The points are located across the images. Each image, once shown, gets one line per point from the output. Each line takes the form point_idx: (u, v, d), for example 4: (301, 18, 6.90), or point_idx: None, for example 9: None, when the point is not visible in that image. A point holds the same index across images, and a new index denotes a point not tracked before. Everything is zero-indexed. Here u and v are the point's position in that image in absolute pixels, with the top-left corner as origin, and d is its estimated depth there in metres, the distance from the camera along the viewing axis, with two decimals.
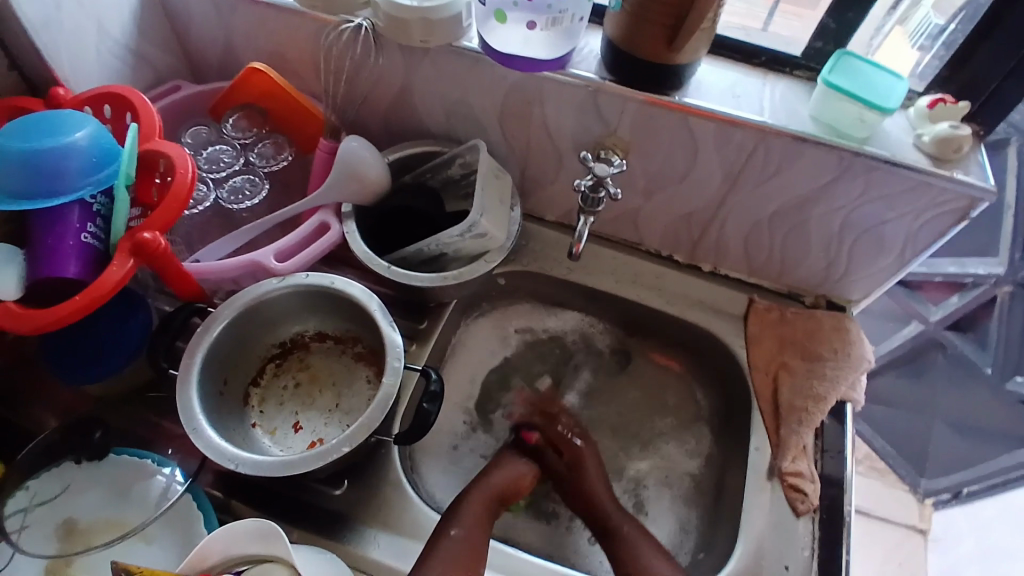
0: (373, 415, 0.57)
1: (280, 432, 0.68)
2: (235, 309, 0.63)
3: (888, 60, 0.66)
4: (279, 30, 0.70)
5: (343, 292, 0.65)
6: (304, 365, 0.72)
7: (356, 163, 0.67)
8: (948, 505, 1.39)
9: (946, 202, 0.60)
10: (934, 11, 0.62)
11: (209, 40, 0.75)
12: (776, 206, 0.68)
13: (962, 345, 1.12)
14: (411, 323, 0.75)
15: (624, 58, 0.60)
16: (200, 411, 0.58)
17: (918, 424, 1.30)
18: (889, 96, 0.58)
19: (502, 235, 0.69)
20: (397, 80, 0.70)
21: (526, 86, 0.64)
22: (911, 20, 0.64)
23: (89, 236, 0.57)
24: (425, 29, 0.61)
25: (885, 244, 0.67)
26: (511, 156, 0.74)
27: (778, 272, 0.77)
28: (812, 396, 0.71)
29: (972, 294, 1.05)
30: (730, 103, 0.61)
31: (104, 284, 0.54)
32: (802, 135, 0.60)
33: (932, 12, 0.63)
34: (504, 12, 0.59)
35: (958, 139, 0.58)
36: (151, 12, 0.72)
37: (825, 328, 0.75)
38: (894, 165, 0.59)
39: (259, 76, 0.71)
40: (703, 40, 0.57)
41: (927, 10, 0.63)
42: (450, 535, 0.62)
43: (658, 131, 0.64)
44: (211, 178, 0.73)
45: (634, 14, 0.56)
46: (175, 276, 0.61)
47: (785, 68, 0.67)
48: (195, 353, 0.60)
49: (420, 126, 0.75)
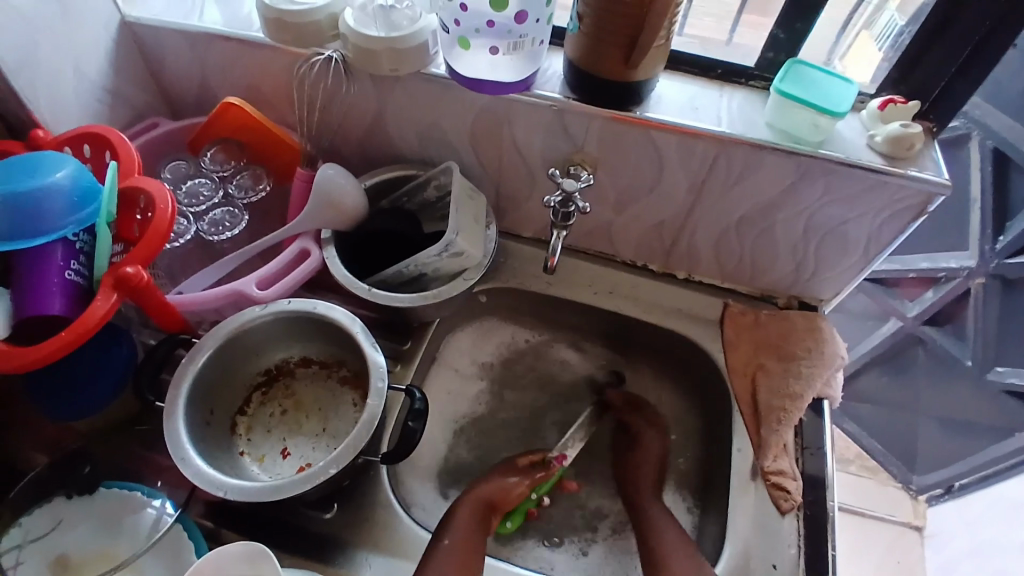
0: (359, 436, 0.58)
1: (268, 459, 0.69)
2: (219, 339, 0.64)
3: (851, 69, 0.70)
4: (253, 65, 0.72)
5: (326, 316, 0.66)
6: (290, 391, 0.73)
7: (333, 190, 0.68)
8: (941, 499, 1.41)
9: (903, 199, 0.63)
10: (898, 14, 0.65)
11: (186, 76, 0.77)
12: (741, 211, 0.70)
13: (941, 339, 1.14)
14: (395, 344, 0.77)
15: (585, 76, 0.62)
16: (187, 440, 0.59)
17: (904, 420, 1.32)
18: (841, 101, 0.61)
19: (479, 252, 0.70)
20: (370, 108, 0.72)
21: (495, 108, 0.67)
22: (877, 24, 0.67)
23: (73, 272, 0.58)
24: (393, 59, 0.63)
25: (849, 242, 0.70)
26: (485, 176, 0.76)
27: (751, 276, 0.79)
28: (789, 395, 0.72)
29: (946, 288, 1.08)
30: (689, 115, 0.64)
31: (88, 319, 0.55)
32: (759, 142, 0.62)
33: (897, 15, 0.65)
34: (468, 39, 0.61)
35: (909, 138, 0.60)
36: (129, 53, 0.74)
37: (799, 327, 0.77)
38: (848, 167, 0.61)
39: (235, 111, 0.72)
40: (658, 57, 0.59)
41: (892, 14, 0.65)
42: (445, 543, 0.63)
43: (624, 145, 0.66)
44: (190, 212, 0.75)
45: (592, 35, 0.58)
46: (158, 308, 0.62)
47: (741, 80, 0.69)
48: (180, 384, 0.61)
49: (395, 152, 0.77)
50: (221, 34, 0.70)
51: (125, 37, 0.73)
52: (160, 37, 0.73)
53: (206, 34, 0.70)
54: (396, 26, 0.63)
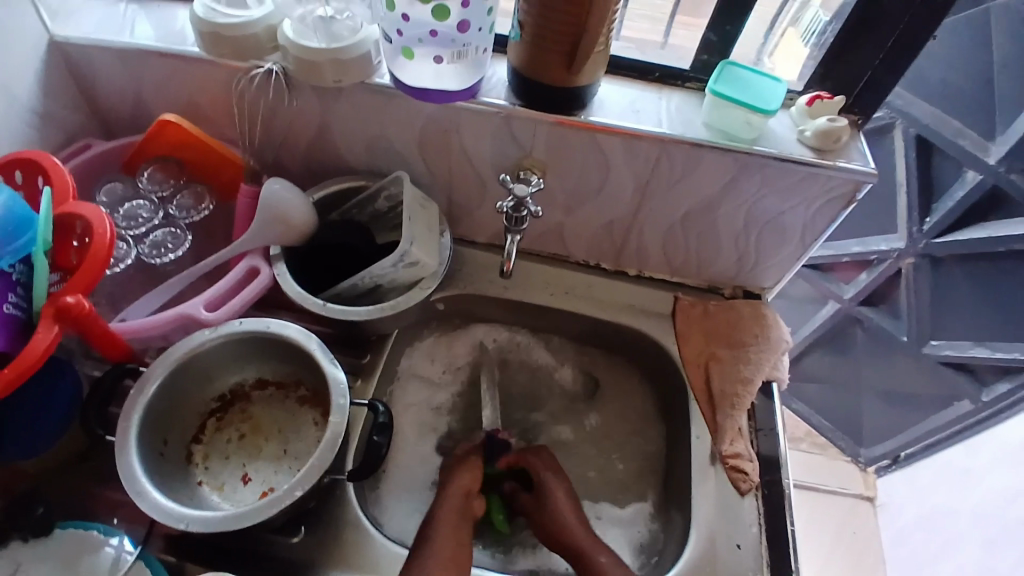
0: (323, 455, 0.57)
1: (228, 486, 0.67)
2: (168, 365, 0.62)
3: (780, 67, 0.73)
4: (191, 80, 0.70)
5: (281, 335, 0.65)
6: (246, 416, 0.71)
7: (280, 205, 0.67)
8: (888, 470, 1.48)
9: (834, 189, 0.66)
10: (822, 10, 0.67)
11: (118, 93, 0.74)
12: (685, 208, 0.72)
13: (876, 318, 1.21)
14: (353, 358, 0.76)
15: (529, 84, 0.63)
16: (142, 474, 0.57)
17: (850, 396, 1.39)
18: (771, 99, 0.64)
19: (435, 261, 0.70)
20: (314, 121, 0.71)
21: (443, 118, 0.67)
22: (803, 20, 0.70)
23: (10, 306, 0.55)
24: (337, 70, 0.62)
25: (786, 232, 0.73)
26: (436, 185, 0.76)
27: (697, 270, 0.82)
28: (741, 381, 0.75)
29: (878, 270, 1.14)
30: (631, 117, 0.66)
31: (30, 355, 0.53)
32: (698, 142, 0.64)
33: (821, 11, 0.67)
34: (411, 49, 0.60)
35: (837, 131, 0.64)
36: (57, 73, 0.71)
37: (745, 316, 0.79)
38: (781, 161, 0.64)
39: (173, 128, 0.70)
40: (599, 62, 0.61)
41: (816, 10, 0.68)
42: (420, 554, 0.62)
43: (571, 150, 0.67)
44: (130, 236, 0.72)
45: (533, 43, 0.59)
46: (102, 338, 0.60)
47: (678, 82, 0.72)
48: (130, 415, 0.58)
49: (342, 164, 0.76)
50: (155, 50, 0.67)
51: (55, 57, 0.70)
52: (90, 55, 0.70)
53: (140, 50, 0.68)
54: (337, 37, 0.62)
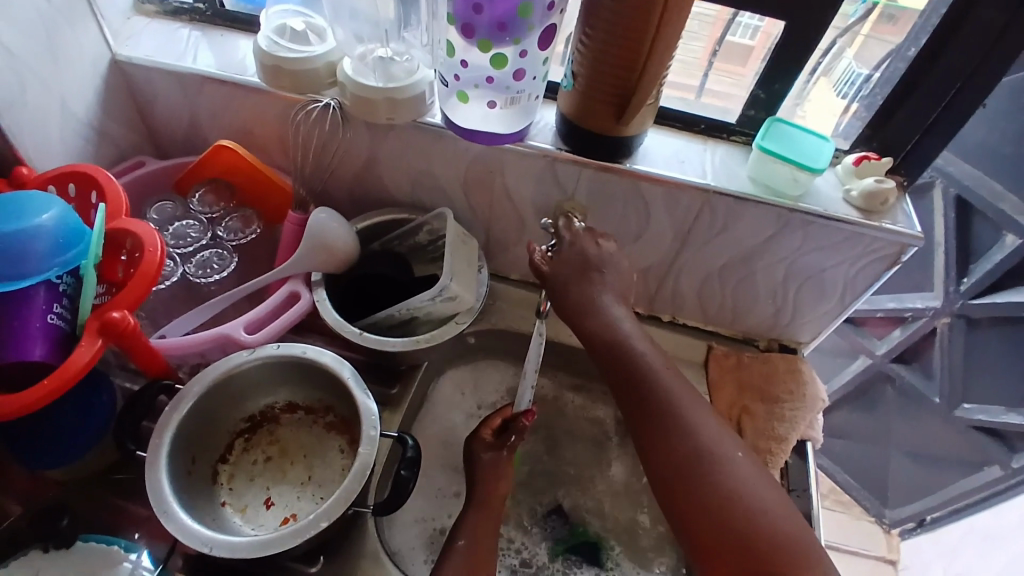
0: (350, 487, 0.57)
1: (251, 509, 0.67)
2: (205, 384, 0.63)
3: (811, 116, 0.73)
4: (245, 107, 0.72)
5: (315, 360, 0.65)
6: (274, 438, 0.71)
7: (326, 235, 0.68)
8: (914, 533, 1.43)
9: (877, 249, 0.66)
10: (856, 62, 0.68)
11: (175, 115, 0.77)
12: (725, 259, 0.72)
13: (909, 376, 1.18)
14: (383, 388, 0.76)
15: (575, 131, 0.64)
16: (171, 493, 0.57)
17: (877, 454, 1.36)
18: (818, 157, 0.64)
19: (472, 297, 0.71)
20: (363, 153, 0.73)
21: (488, 157, 0.68)
22: (835, 70, 0.69)
23: (55, 316, 0.56)
24: (390, 108, 0.64)
25: (827, 288, 0.72)
26: (476, 221, 0.77)
27: (732, 320, 0.81)
28: (774, 437, 0.74)
29: (913, 328, 1.12)
30: (676, 167, 0.67)
31: (71, 367, 0.54)
32: (741, 196, 0.65)
33: (854, 63, 0.68)
34: (466, 92, 0.62)
35: (883, 193, 0.63)
36: (117, 92, 0.74)
37: (780, 369, 0.79)
38: (826, 220, 0.64)
39: (228, 153, 0.72)
40: (648, 114, 0.62)
41: (849, 61, 0.68)
42: None
43: (613, 196, 0.68)
44: (178, 253, 0.74)
45: (584, 93, 0.60)
46: (142, 354, 0.61)
47: (723, 134, 0.72)
48: (164, 433, 0.59)
49: (387, 196, 0.78)
50: (214, 77, 0.70)
51: (114, 76, 0.73)
52: (151, 77, 0.73)
53: (199, 76, 0.70)
54: (392, 77, 0.64)
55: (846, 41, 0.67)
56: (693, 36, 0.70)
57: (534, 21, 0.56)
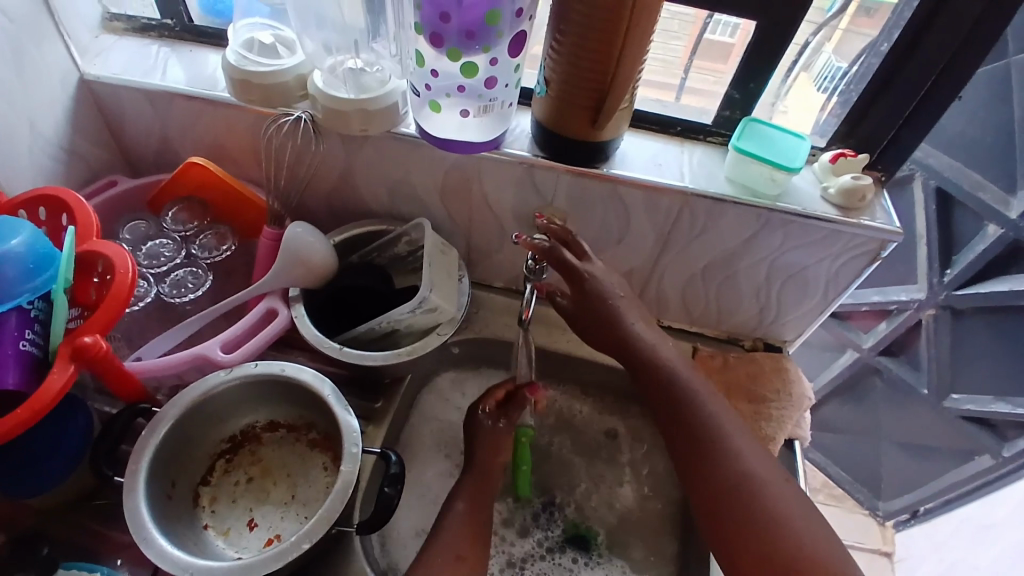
0: (333, 506, 0.56)
1: (234, 532, 0.66)
2: (181, 407, 0.61)
3: (793, 108, 0.73)
4: (217, 122, 0.71)
5: (295, 378, 0.64)
6: (256, 458, 0.70)
7: (303, 249, 0.67)
8: (908, 523, 1.43)
9: (857, 246, 0.66)
10: (835, 56, 0.67)
11: (146, 132, 0.76)
12: (706, 261, 0.72)
13: (896, 369, 1.19)
14: (366, 402, 0.75)
15: (551, 137, 0.63)
16: (150, 519, 0.56)
17: (868, 447, 1.36)
18: (795, 156, 0.64)
19: (453, 307, 0.70)
20: (338, 166, 0.72)
21: (465, 166, 0.67)
22: (815, 64, 0.69)
23: (27, 342, 0.55)
24: (363, 119, 0.63)
25: (808, 286, 0.72)
26: (456, 230, 0.76)
27: (717, 320, 0.81)
28: (761, 438, 0.74)
29: (898, 320, 1.13)
30: (653, 170, 0.66)
31: (45, 395, 0.52)
32: (720, 198, 0.64)
33: (834, 57, 0.68)
34: (438, 102, 0.61)
35: (861, 190, 0.63)
36: (86, 110, 0.73)
37: (766, 369, 0.79)
38: (805, 219, 0.64)
39: (199, 169, 0.71)
40: (623, 118, 0.61)
41: (829, 56, 0.68)
42: None
43: (592, 201, 0.68)
44: (152, 274, 0.72)
45: (558, 100, 0.60)
46: (117, 377, 0.59)
47: (699, 135, 0.72)
48: (140, 458, 0.58)
49: (365, 207, 0.77)
50: (185, 92, 0.69)
51: (83, 94, 0.72)
52: (120, 94, 0.72)
53: (169, 92, 0.69)
54: (365, 88, 0.63)
55: (824, 37, 0.66)
56: (672, 36, 0.69)
57: (504, 27, 0.56)
